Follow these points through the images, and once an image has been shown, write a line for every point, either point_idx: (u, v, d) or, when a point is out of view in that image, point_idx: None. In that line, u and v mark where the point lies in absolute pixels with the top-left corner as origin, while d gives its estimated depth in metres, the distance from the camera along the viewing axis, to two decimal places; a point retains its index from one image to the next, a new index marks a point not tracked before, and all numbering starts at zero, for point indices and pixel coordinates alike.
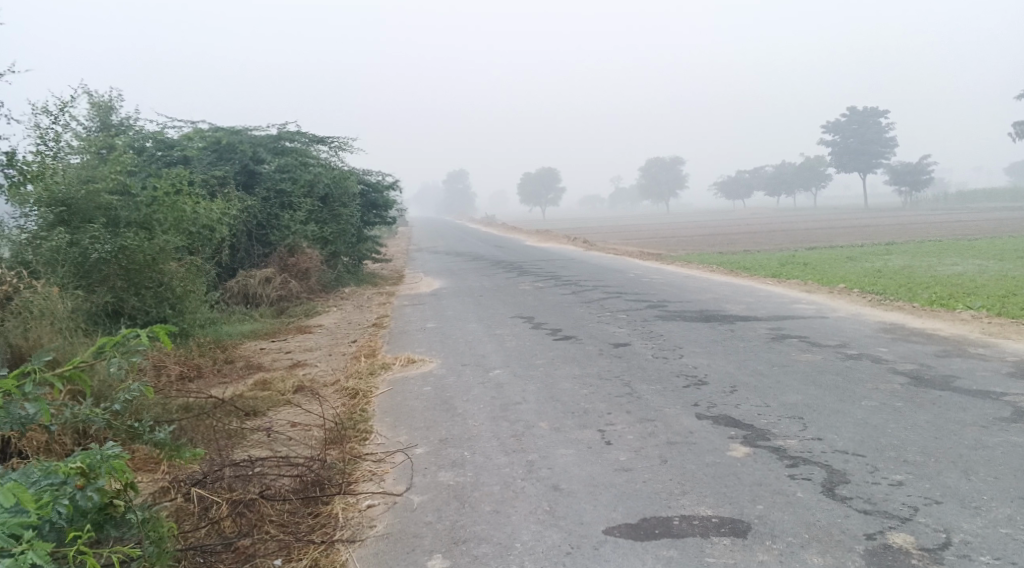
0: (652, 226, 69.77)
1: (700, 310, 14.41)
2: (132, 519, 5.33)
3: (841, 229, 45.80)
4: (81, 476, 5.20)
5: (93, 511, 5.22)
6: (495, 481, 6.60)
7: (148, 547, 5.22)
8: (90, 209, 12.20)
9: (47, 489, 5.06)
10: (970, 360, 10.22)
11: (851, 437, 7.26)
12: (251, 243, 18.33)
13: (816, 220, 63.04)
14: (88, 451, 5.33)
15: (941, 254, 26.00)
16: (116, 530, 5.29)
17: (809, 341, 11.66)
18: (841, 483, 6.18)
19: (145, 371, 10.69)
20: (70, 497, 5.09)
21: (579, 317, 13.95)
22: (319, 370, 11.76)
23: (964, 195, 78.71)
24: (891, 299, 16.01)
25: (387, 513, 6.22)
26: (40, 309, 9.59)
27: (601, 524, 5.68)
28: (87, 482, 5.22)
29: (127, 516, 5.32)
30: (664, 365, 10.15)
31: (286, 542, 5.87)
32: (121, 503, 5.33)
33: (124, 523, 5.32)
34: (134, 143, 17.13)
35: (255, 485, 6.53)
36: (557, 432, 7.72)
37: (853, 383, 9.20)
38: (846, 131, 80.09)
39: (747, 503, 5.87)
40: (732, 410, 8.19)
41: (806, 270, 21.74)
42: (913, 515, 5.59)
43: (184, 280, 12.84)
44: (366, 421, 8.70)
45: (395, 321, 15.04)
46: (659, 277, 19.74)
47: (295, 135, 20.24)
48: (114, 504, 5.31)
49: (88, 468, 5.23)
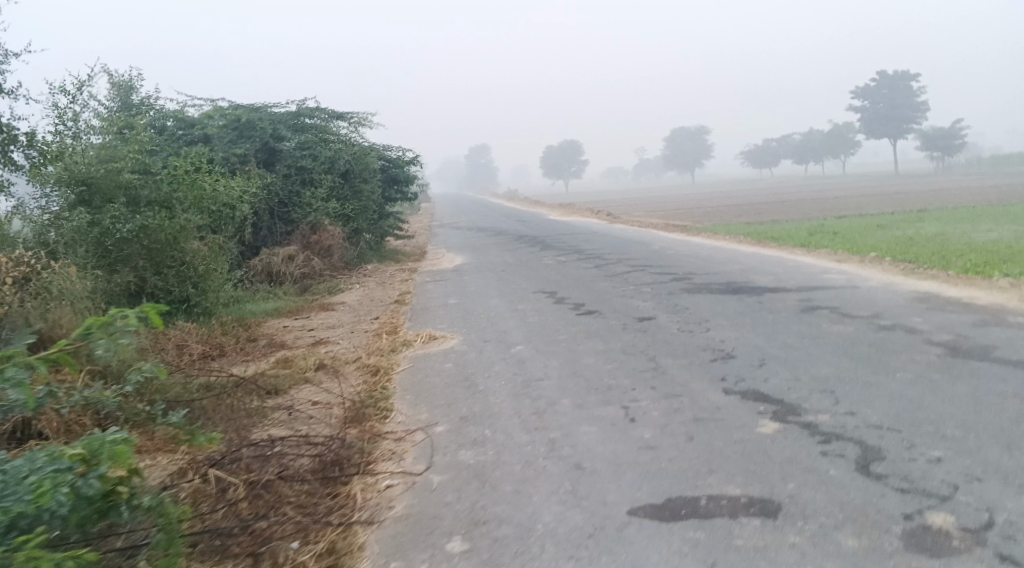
0: (677, 198, 69.19)
1: (727, 282, 14.14)
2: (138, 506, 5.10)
3: (870, 197, 45.12)
4: (82, 463, 4.95)
5: (98, 499, 4.94)
6: (516, 460, 6.41)
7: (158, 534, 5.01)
8: (111, 188, 11.99)
9: (49, 475, 4.78)
10: (1008, 329, 9.91)
11: (885, 411, 7.00)
12: (273, 221, 18.21)
13: (845, 188, 62.25)
14: (90, 439, 5.06)
15: (973, 221, 25.52)
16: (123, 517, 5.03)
17: (839, 312, 11.39)
18: (877, 460, 5.94)
19: (165, 349, 10.54)
20: (73, 484, 4.81)
21: (603, 291, 13.72)
22: (342, 347, 11.58)
23: (996, 159, 77.34)
24: (923, 267, 15.67)
25: (406, 494, 6.00)
26: (60, 290, 9.42)
27: (626, 505, 5.47)
28: (89, 469, 4.96)
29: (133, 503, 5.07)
30: (690, 339, 9.92)
31: (304, 522, 5.62)
32: (125, 490, 5.06)
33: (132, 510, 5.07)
34: (155, 122, 16.98)
35: (272, 466, 6.30)
36: (580, 409, 7.52)
37: (886, 355, 8.94)
38: (875, 98, 78.82)
39: (778, 482, 5.64)
40: (761, 385, 7.96)
41: (836, 239, 21.36)
42: (953, 494, 5.34)
43: (206, 259, 12.78)
44: (387, 399, 8.50)
45: (417, 298, 14.87)
46: (686, 249, 19.45)
47: (315, 112, 19.95)
48: (117, 491, 5.04)
49: (88, 455, 4.99)
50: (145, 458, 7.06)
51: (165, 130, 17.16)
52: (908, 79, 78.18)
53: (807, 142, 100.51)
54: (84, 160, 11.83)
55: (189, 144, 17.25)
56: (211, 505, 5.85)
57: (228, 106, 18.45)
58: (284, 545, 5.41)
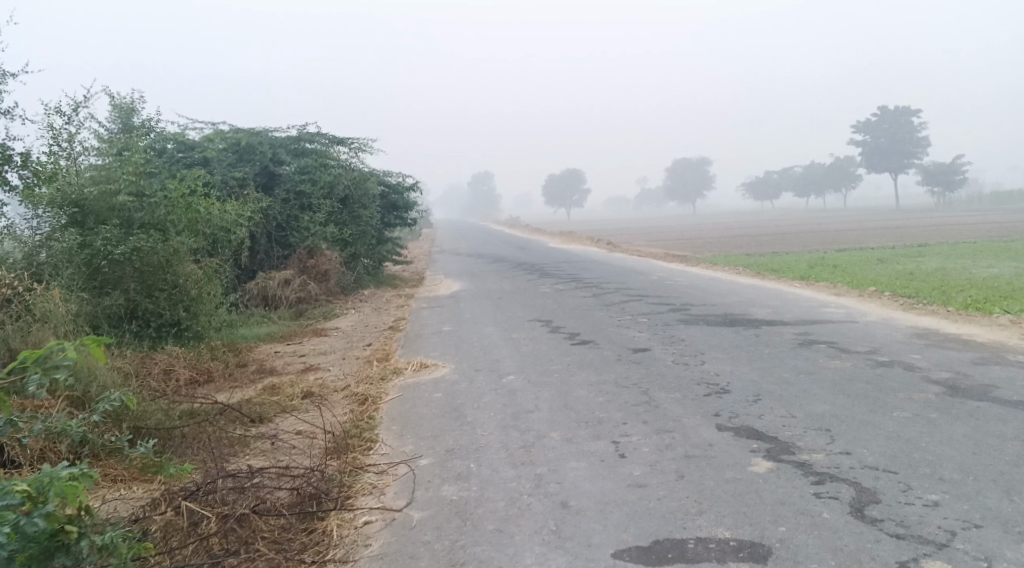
0: (679, 227, 69.09)
1: (725, 314, 13.96)
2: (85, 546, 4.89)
3: (872, 230, 45.01)
4: (27, 500, 4.80)
5: (41, 538, 4.76)
6: (500, 496, 6.22)
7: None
8: (103, 209, 11.84)
9: None
10: (1009, 368, 9.72)
11: (882, 452, 6.81)
12: (270, 245, 18.06)
13: (847, 221, 62.13)
14: (39, 476, 4.95)
15: (974, 256, 25.37)
16: (68, 557, 4.84)
17: (838, 347, 11.21)
18: (871, 503, 5.75)
19: (151, 374, 10.37)
20: (12, 524, 4.67)
21: (599, 321, 13.54)
22: (332, 375, 11.39)
23: (998, 194, 77.33)
24: (923, 303, 15.49)
25: (384, 531, 5.83)
26: (43, 313, 9.22)
27: (610, 547, 5.28)
28: (34, 507, 4.81)
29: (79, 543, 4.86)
30: (685, 373, 9.73)
31: (275, 561, 5.44)
32: (74, 529, 4.87)
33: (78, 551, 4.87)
34: (154, 144, 16.85)
35: (247, 499, 6.12)
36: (569, 443, 7.33)
37: (884, 392, 8.75)
38: (877, 131, 78.94)
39: (768, 524, 5.46)
40: (755, 421, 7.78)
41: (837, 272, 21.20)
42: (950, 541, 5.16)
43: (199, 282, 12.54)
44: (372, 429, 8.31)
45: (411, 325, 14.69)
46: (685, 280, 19.29)
47: (315, 137, 19.73)
48: (66, 530, 4.84)
49: (35, 492, 4.85)
50: (119, 488, 6.88)
51: (165, 153, 17.02)
52: (910, 112, 78.35)
53: (809, 174, 100.61)
54: (78, 182, 11.66)
55: (188, 167, 17.08)
56: (181, 539, 5.67)
57: (227, 130, 18.30)
58: None
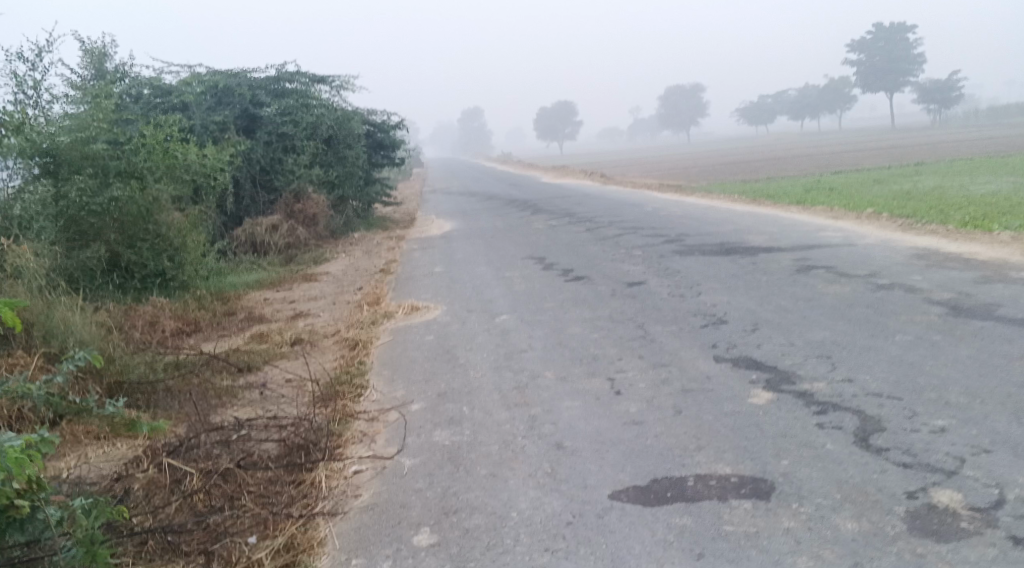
0: (674, 157, 68.44)
1: (721, 243, 13.70)
2: (43, 519, 4.57)
3: (868, 151, 44.59)
4: None
5: None
6: (494, 439, 6.02)
7: (69, 550, 4.55)
8: (77, 159, 11.25)
9: None
10: (1012, 285, 9.49)
11: (885, 378, 6.61)
12: (256, 189, 17.70)
13: (843, 143, 61.49)
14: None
15: (971, 173, 25.02)
16: (22, 533, 4.52)
17: (836, 271, 10.99)
18: (876, 432, 5.56)
19: (136, 327, 10.13)
20: None
21: (593, 255, 13.28)
22: (322, 321, 11.15)
23: (994, 110, 76.54)
24: (922, 223, 15.21)
25: (375, 481, 5.63)
26: (15, 268, 8.94)
27: (607, 488, 5.09)
28: None
29: (34, 517, 4.55)
30: (681, 305, 9.50)
31: (263, 515, 5.23)
32: (27, 505, 4.45)
33: (33, 525, 4.55)
34: (129, 90, 16.33)
35: (233, 453, 5.92)
36: (563, 382, 7.12)
37: (885, 316, 8.52)
38: (871, 50, 77.81)
39: (770, 459, 5.26)
40: (753, 351, 7.57)
41: (832, 195, 20.89)
42: (959, 469, 4.97)
43: (182, 230, 12.39)
44: (362, 375, 8.09)
45: (402, 267, 14.42)
46: (679, 210, 18.99)
47: (295, 76, 19.18)
48: (16, 506, 4.43)
49: None
50: (102, 444, 6.73)
51: (141, 99, 16.50)
52: (903, 30, 77.14)
53: (802, 98, 99.51)
54: (46, 131, 11.07)
55: (166, 112, 16.55)
56: (164, 498, 5.46)
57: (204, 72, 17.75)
58: (241, 540, 5.02)
